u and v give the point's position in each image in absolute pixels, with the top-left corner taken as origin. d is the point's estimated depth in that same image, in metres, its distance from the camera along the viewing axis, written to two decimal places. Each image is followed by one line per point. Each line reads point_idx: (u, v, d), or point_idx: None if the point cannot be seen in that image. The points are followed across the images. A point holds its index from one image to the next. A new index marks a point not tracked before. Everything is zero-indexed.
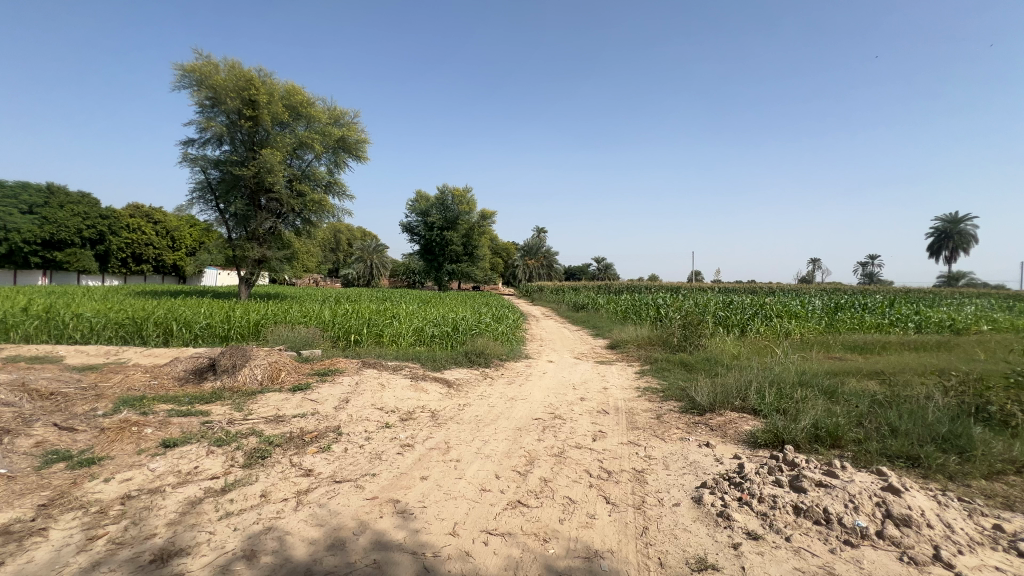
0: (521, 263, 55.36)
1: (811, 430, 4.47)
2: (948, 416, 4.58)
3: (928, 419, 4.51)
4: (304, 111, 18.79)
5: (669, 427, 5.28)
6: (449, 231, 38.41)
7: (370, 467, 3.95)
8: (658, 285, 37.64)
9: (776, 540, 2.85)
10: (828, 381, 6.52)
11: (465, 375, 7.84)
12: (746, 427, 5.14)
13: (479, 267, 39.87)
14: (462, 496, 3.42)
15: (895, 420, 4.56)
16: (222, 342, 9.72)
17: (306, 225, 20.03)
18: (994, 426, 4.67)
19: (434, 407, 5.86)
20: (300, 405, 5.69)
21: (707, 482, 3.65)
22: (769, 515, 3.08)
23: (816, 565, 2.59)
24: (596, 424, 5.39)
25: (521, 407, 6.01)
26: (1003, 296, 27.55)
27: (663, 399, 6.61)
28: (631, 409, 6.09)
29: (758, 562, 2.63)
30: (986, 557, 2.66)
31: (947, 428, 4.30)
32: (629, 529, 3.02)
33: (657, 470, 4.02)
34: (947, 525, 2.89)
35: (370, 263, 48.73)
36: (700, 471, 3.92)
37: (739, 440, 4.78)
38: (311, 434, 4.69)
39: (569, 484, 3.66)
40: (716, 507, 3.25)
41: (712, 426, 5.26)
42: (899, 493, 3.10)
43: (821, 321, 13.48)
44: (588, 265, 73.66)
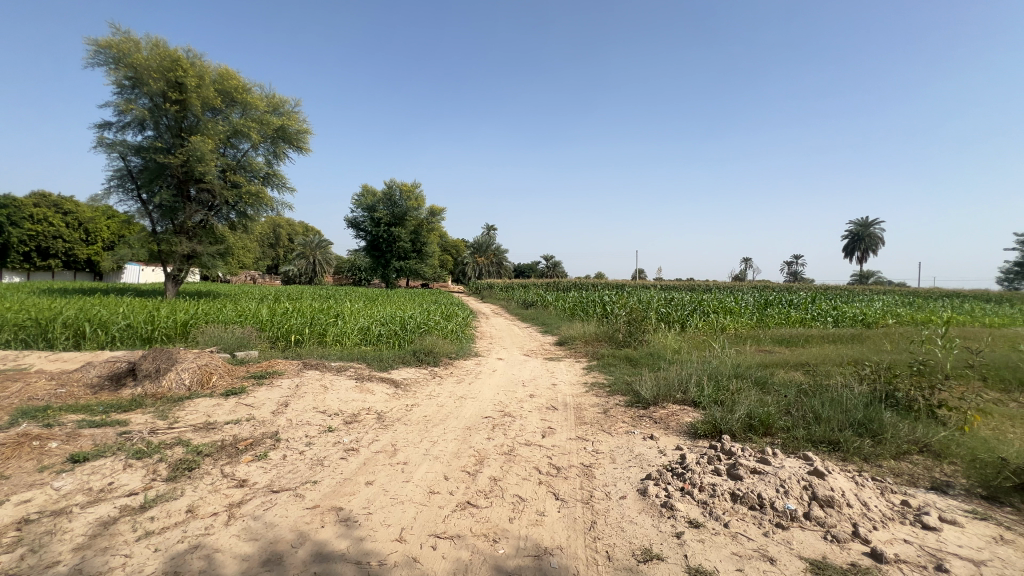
0: (470, 261, 55.32)
1: (746, 419, 4.74)
2: (862, 403, 5.02)
3: (847, 406, 4.90)
4: (238, 97, 17.62)
5: (615, 421, 5.42)
6: (398, 227, 37.58)
7: (311, 475, 3.74)
8: (602, 283, 38.95)
9: (716, 527, 2.98)
10: (760, 373, 6.94)
11: (413, 374, 7.66)
12: (687, 419, 5.37)
13: (428, 264, 39.45)
14: (410, 500, 3.32)
15: (819, 408, 4.92)
16: (145, 344, 8.93)
17: (241, 218, 18.86)
18: (901, 411, 5.16)
19: (380, 409, 5.68)
20: (234, 410, 5.32)
21: (652, 474, 3.76)
22: (709, 504, 3.22)
23: (752, 549, 2.72)
24: (545, 421, 5.42)
25: (471, 406, 5.96)
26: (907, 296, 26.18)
27: (609, 394, 6.78)
28: (579, 405, 6.20)
29: (699, 549, 2.73)
30: (896, 531, 2.92)
31: (862, 414, 4.71)
32: (578, 524, 3.05)
33: (604, 464, 4.11)
34: (865, 504, 3.14)
35: (312, 259, 46.59)
36: (645, 464, 4.04)
37: (681, 432, 4.98)
38: (245, 441, 4.39)
39: (518, 483, 3.65)
40: (660, 498, 3.36)
41: (655, 419, 5.45)
42: (823, 476, 3.34)
43: (753, 316, 14.40)
44: (536, 263, 74.75)
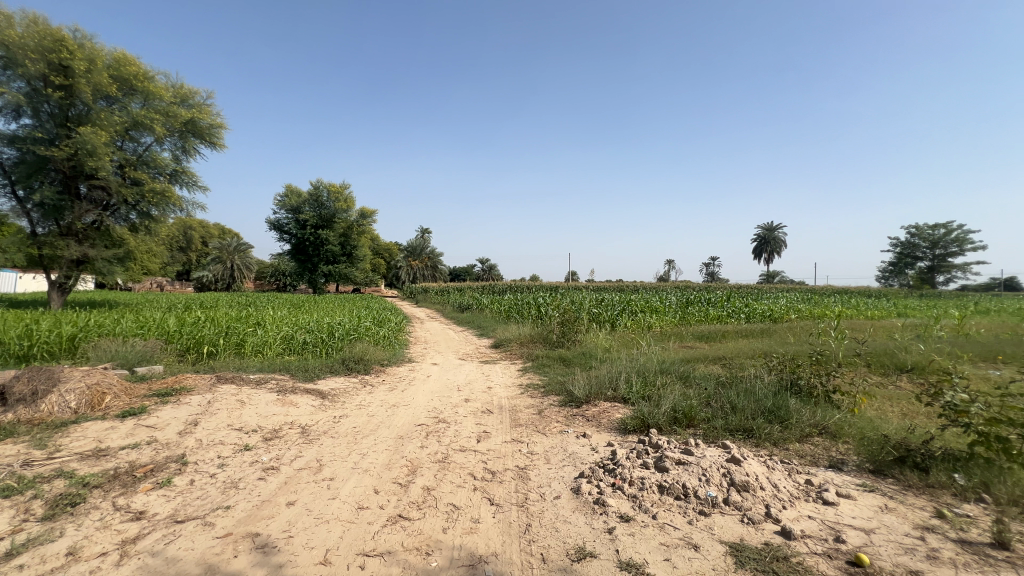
0: (404, 264, 54.04)
1: (671, 413, 4.98)
2: (771, 392, 5.46)
3: (758, 395, 5.31)
4: (139, 85, 15.94)
5: (550, 421, 5.48)
6: (326, 230, 35.84)
7: (223, 499, 3.41)
8: (537, 285, 39.67)
9: (645, 519, 3.08)
10: (683, 368, 7.34)
11: (342, 383, 7.28)
12: (617, 415, 5.56)
13: (359, 269, 38.02)
14: (336, 519, 3.12)
15: (735, 398, 5.29)
16: (20, 363, 7.75)
17: (144, 219, 17.02)
18: (804, 397, 5.68)
19: (304, 422, 5.33)
20: (131, 434, 4.73)
21: (585, 472, 3.83)
22: (638, 497, 3.33)
23: (678, 538, 2.84)
24: (480, 425, 5.37)
25: (404, 414, 5.76)
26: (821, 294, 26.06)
27: (543, 394, 6.86)
28: (514, 407, 6.21)
29: (630, 543, 2.80)
30: (802, 508, 3.18)
31: (771, 402, 5.12)
32: (513, 529, 3.02)
33: (539, 466, 4.13)
34: (775, 486, 3.39)
35: (230, 263, 43.09)
36: (579, 462, 4.11)
37: (612, 428, 5.14)
38: (144, 468, 3.92)
39: (452, 490, 3.57)
40: (593, 495, 3.43)
41: (588, 417, 5.58)
42: (739, 463, 3.57)
43: (676, 314, 15.29)
44: (471, 266, 74.55)
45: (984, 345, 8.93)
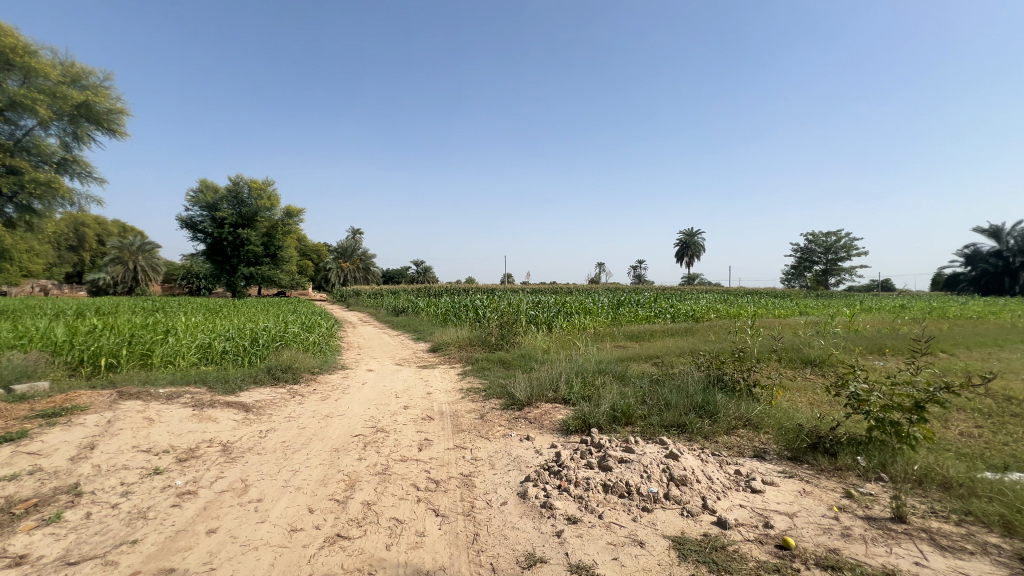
0: (334, 266, 51.69)
1: (611, 412, 5.12)
2: (700, 387, 5.78)
3: (689, 391, 5.60)
4: (17, 60, 13.91)
5: (492, 425, 5.43)
6: (246, 229, 33.40)
7: (128, 533, 3.01)
8: (473, 287, 39.57)
9: (591, 519, 3.12)
10: (618, 367, 7.60)
11: (267, 395, 6.75)
12: (559, 416, 5.64)
13: (284, 271, 35.84)
14: (266, 544, 2.86)
15: (668, 395, 5.54)
16: None
17: (25, 213, 14.85)
18: (728, 391, 6.08)
19: (226, 439, 4.86)
20: (7, 463, 4.06)
21: (530, 475, 3.81)
22: (584, 498, 3.37)
23: (624, 536, 2.89)
24: (421, 432, 5.20)
25: (338, 425, 5.45)
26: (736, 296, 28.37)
27: (485, 398, 6.79)
28: (455, 412, 6.09)
29: (579, 545, 2.82)
30: (734, 498, 3.38)
31: (701, 397, 5.42)
32: (460, 540, 2.93)
33: (484, 471, 4.06)
34: (710, 478, 3.58)
35: (132, 265, 38.95)
36: (524, 465, 4.10)
37: (554, 429, 5.19)
38: (25, 503, 3.36)
39: (395, 504, 3.40)
40: (540, 498, 3.42)
41: (530, 419, 5.60)
42: (676, 458, 3.72)
43: (609, 315, 15.87)
44: (406, 269, 72.94)
45: (871, 339, 10.09)
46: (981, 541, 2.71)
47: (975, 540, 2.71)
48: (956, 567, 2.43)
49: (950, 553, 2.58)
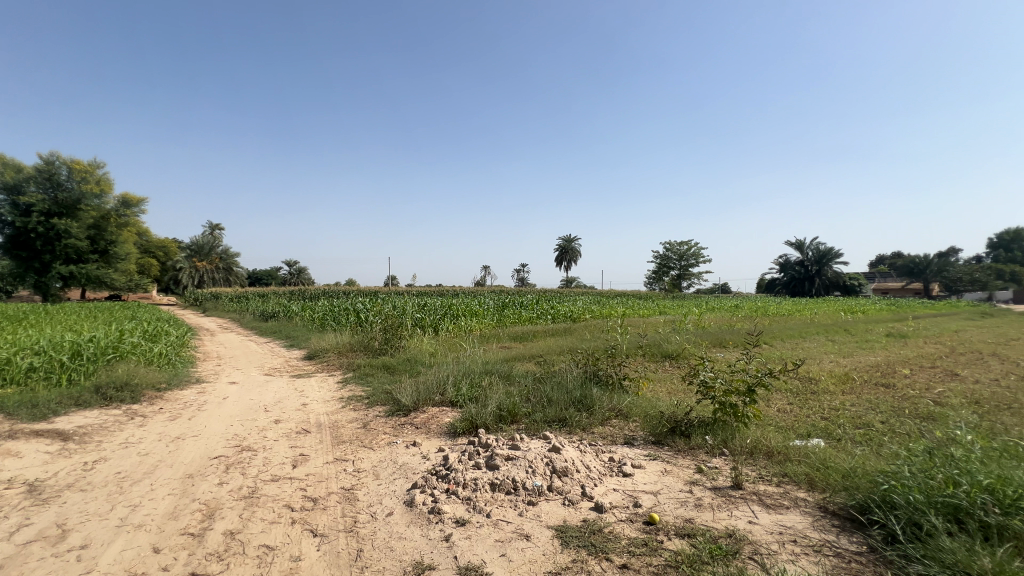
0: (186, 265, 45.03)
1: (497, 411, 5.24)
2: (578, 383, 6.20)
3: (569, 387, 5.97)
4: None
5: (376, 434, 5.20)
6: (63, 218, 27.48)
7: None
8: (354, 289, 37.45)
9: (480, 519, 3.15)
10: (504, 367, 7.80)
11: (96, 418, 5.63)
12: (446, 419, 5.60)
13: (118, 271, 30.21)
14: None
15: (550, 392, 5.84)
16: None
17: None
18: (603, 384, 6.61)
19: (34, 477, 3.94)
20: None
21: (417, 482, 3.73)
22: (472, 499, 3.39)
23: (511, 531, 2.98)
24: (296, 448, 4.77)
25: (193, 447, 4.75)
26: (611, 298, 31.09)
27: (367, 406, 6.47)
28: (335, 423, 5.70)
29: (468, 546, 2.83)
30: (609, 483, 3.68)
31: (579, 392, 5.81)
32: (342, 559, 2.75)
33: (367, 483, 3.86)
34: (587, 466, 3.85)
35: None
36: (410, 472, 4.00)
37: (441, 433, 5.14)
38: None
39: (265, 530, 3.07)
40: (428, 504, 3.36)
41: (417, 424, 5.48)
42: (559, 451, 3.93)
43: (494, 316, 16.22)
44: (276, 270, 66.40)
45: (715, 334, 11.72)
46: (793, 496, 3.31)
47: (790, 496, 3.30)
48: (777, 521, 2.93)
49: (773, 510, 3.11)
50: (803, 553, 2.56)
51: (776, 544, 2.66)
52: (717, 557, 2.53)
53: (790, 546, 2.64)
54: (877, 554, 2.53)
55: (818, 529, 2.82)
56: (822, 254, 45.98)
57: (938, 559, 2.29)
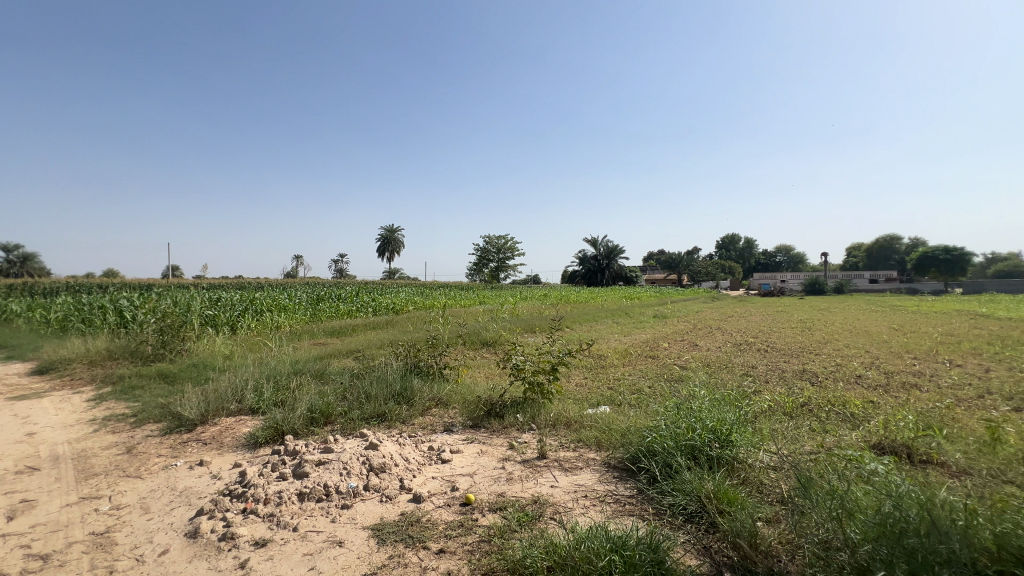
0: None
1: (307, 414, 4.80)
2: (398, 376, 6.07)
3: (389, 381, 5.81)
4: None
5: (146, 458, 4.24)
6: None
7: None
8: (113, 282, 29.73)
9: (284, 535, 2.84)
10: (317, 366, 7.17)
11: None
12: (244, 430, 4.89)
13: None
14: None
15: (369, 387, 5.59)
16: None
17: None
18: (424, 374, 6.62)
19: None
20: None
21: (205, 507, 3.17)
22: (275, 515, 3.04)
23: (322, 541, 2.76)
24: (14, 493, 3.57)
25: None
26: (434, 289, 31.33)
27: (133, 425, 5.22)
28: (82, 452, 4.45)
29: (268, 569, 2.52)
30: (428, 472, 3.71)
31: (400, 385, 5.71)
32: None
33: (132, 520, 3.13)
34: (406, 459, 3.82)
35: None
36: (195, 497, 3.38)
37: (238, 446, 4.46)
38: None
39: None
40: (218, 531, 2.89)
41: (205, 439, 4.65)
42: (376, 447, 3.80)
43: (307, 311, 14.75)
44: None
45: (527, 321, 12.82)
46: (585, 457, 3.85)
47: (583, 458, 3.83)
48: (573, 481, 3.38)
49: (570, 472, 3.58)
50: (592, 504, 3.00)
51: (571, 501, 3.07)
52: (524, 524, 2.79)
53: (582, 500, 3.07)
54: (643, 494, 3.12)
55: (603, 482, 3.34)
56: (610, 250, 54.17)
57: (682, 490, 2.94)
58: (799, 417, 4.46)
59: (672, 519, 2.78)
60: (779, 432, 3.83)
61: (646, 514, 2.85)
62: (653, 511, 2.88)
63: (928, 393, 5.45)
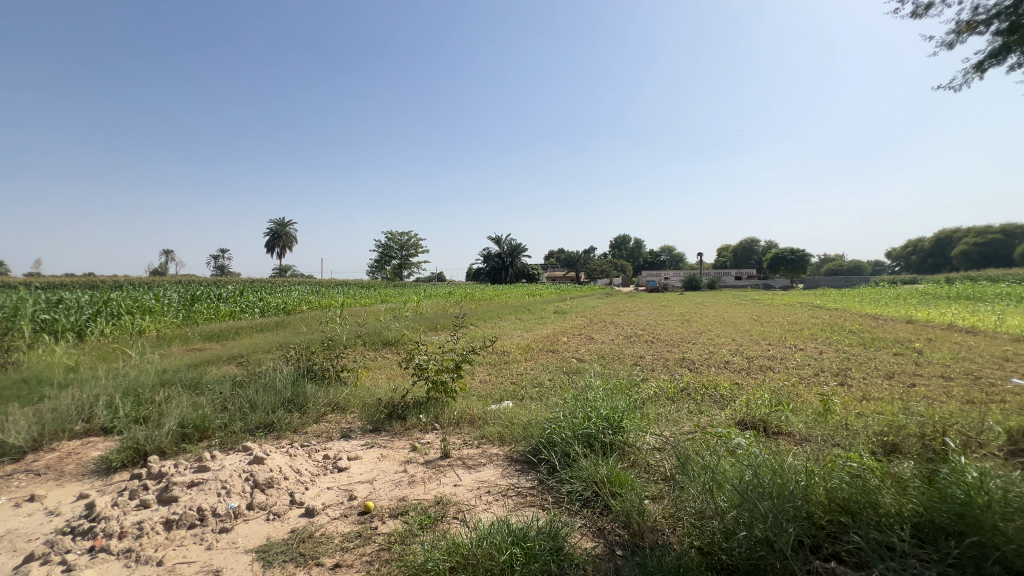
0: None
1: (177, 430, 4.23)
2: (289, 381, 5.60)
3: (278, 387, 5.33)
4: None
5: None
6: None
7: None
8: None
9: (147, 572, 2.47)
10: (190, 374, 6.34)
11: None
12: (94, 453, 4.16)
13: None
14: None
15: (254, 396, 5.07)
16: None
17: None
18: (318, 379, 6.18)
19: None
20: None
21: (37, 550, 2.64)
22: (135, 549, 2.63)
23: (196, 572, 2.45)
24: None
25: None
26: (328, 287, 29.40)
27: None
28: None
29: None
30: (323, 483, 3.47)
31: (290, 392, 5.27)
32: None
33: None
34: (298, 471, 3.53)
35: None
36: (24, 540, 2.80)
37: (84, 473, 3.78)
38: None
39: None
40: None
41: (39, 469, 3.87)
42: (262, 461, 3.47)
43: (178, 313, 12.98)
44: None
45: (431, 319, 12.60)
46: (489, 453, 3.89)
47: (486, 454, 3.86)
48: (477, 478, 3.40)
49: (473, 469, 3.59)
50: (494, 499, 3.04)
51: (474, 498, 3.08)
52: (426, 527, 2.73)
53: (485, 496, 3.09)
54: (543, 484, 3.23)
55: (505, 476, 3.40)
56: (514, 249, 55.79)
57: (579, 477, 3.10)
58: (679, 400, 4.95)
59: (570, 505, 2.91)
60: (664, 416, 4.20)
61: (546, 503, 2.95)
62: (553, 500, 2.99)
63: (779, 374, 6.36)
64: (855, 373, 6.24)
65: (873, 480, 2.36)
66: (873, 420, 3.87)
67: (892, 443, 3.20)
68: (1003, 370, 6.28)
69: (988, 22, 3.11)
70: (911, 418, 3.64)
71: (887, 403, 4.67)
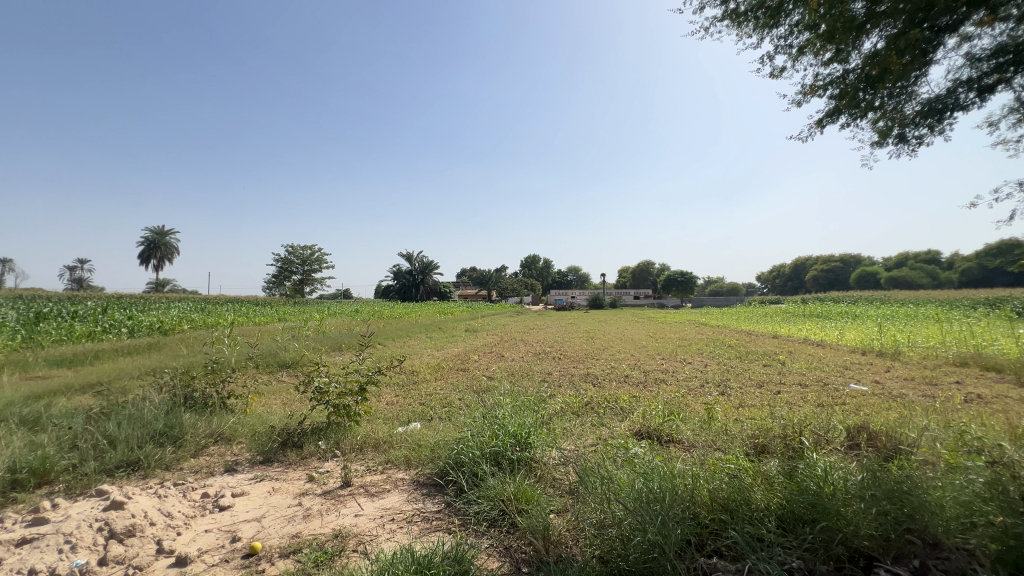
0: None
1: (6, 477, 3.50)
2: (161, 412, 4.90)
3: (146, 419, 4.64)
4: None
5: None
6: None
7: None
8: None
9: None
10: (27, 409, 5.26)
11: None
12: None
13: None
14: None
15: (114, 429, 4.36)
16: None
17: None
18: (198, 408, 5.49)
19: None
20: None
21: None
22: None
23: None
24: None
25: None
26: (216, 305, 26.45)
27: None
28: None
29: None
30: (199, 526, 3.06)
31: (162, 423, 4.63)
32: None
33: None
34: (167, 514, 3.09)
35: None
36: None
37: None
38: None
39: None
40: None
41: None
42: (121, 506, 2.98)
43: (14, 336, 10.76)
44: None
45: (335, 339, 11.88)
46: (394, 478, 3.72)
47: (391, 480, 3.70)
48: (380, 506, 3.23)
49: (376, 496, 3.41)
50: (398, 527, 2.90)
51: (377, 527, 2.91)
52: (322, 564, 2.53)
53: (388, 525, 2.94)
54: (450, 506, 3.16)
55: (411, 502, 3.27)
56: (425, 266, 54.85)
57: (486, 497, 3.10)
58: (584, 415, 5.16)
59: (478, 526, 2.88)
60: (569, 430, 4.35)
61: (453, 526, 2.89)
62: (459, 522, 2.94)
63: (671, 386, 6.92)
64: (733, 383, 6.99)
65: (746, 479, 2.64)
66: (747, 425, 4.35)
67: (761, 445, 3.62)
68: (843, 376, 7.43)
69: (824, 87, 3.76)
70: (775, 421, 4.16)
71: (757, 409, 5.30)
